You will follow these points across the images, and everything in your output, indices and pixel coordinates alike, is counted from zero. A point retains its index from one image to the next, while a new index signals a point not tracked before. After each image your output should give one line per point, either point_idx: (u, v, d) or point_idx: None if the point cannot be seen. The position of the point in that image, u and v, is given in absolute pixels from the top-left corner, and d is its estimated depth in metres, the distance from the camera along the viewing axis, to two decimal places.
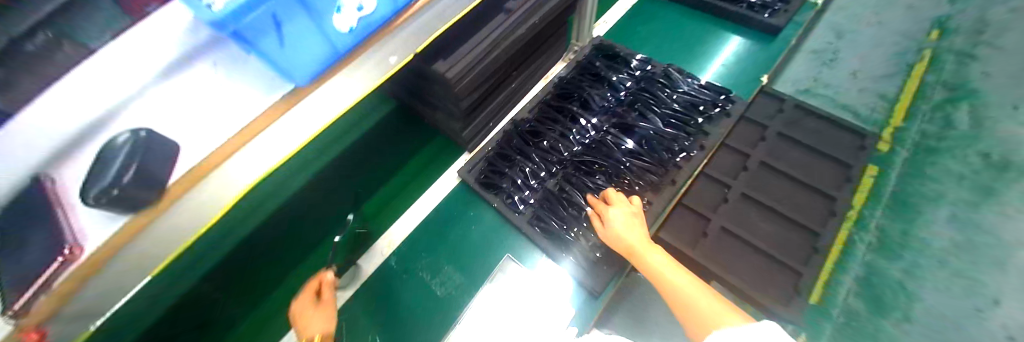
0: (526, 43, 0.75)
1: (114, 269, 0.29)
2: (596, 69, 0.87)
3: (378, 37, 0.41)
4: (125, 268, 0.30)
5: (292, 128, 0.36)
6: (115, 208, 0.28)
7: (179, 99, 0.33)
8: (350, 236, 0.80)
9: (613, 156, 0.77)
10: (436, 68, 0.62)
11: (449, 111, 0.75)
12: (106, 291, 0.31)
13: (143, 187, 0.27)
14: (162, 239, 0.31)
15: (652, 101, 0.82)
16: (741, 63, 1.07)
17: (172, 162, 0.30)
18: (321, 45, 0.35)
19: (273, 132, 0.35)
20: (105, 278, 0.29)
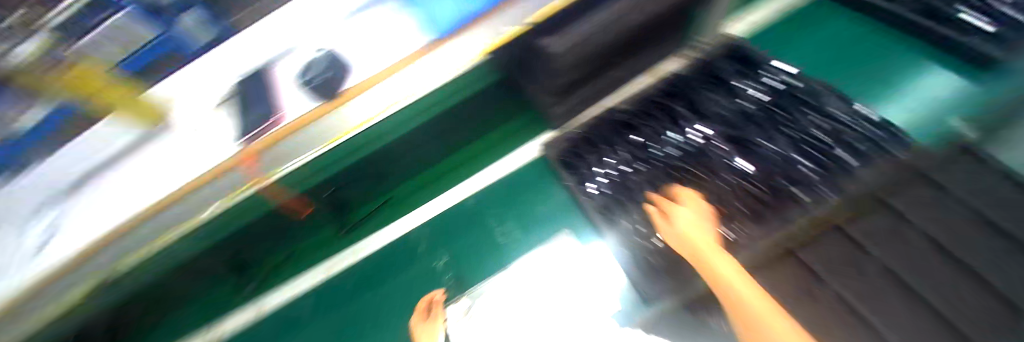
0: (642, 31, 0.69)
1: (305, 133, 0.47)
2: (722, 72, 0.78)
3: (500, 7, 0.47)
4: (301, 141, 0.48)
5: (413, 75, 0.49)
6: (315, 92, 0.45)
7: (348, 26, 0.48)
8: (440, 174, 0.92)
9: (718, 172, 0.71)
10: (542, 43, 0.62)
11: (544, 87, 0.75)
12: (294, 147, 0.48)
13: (329, 88, 0.45)
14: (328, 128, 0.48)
15: (785, 123, 0.71)
16: (950, 97, 0.79)
17: (346, 73, 0.46)
18: (457, 8, 0.47)
19: (407, 74, 0.48)
20: (298, 137, 0.47)
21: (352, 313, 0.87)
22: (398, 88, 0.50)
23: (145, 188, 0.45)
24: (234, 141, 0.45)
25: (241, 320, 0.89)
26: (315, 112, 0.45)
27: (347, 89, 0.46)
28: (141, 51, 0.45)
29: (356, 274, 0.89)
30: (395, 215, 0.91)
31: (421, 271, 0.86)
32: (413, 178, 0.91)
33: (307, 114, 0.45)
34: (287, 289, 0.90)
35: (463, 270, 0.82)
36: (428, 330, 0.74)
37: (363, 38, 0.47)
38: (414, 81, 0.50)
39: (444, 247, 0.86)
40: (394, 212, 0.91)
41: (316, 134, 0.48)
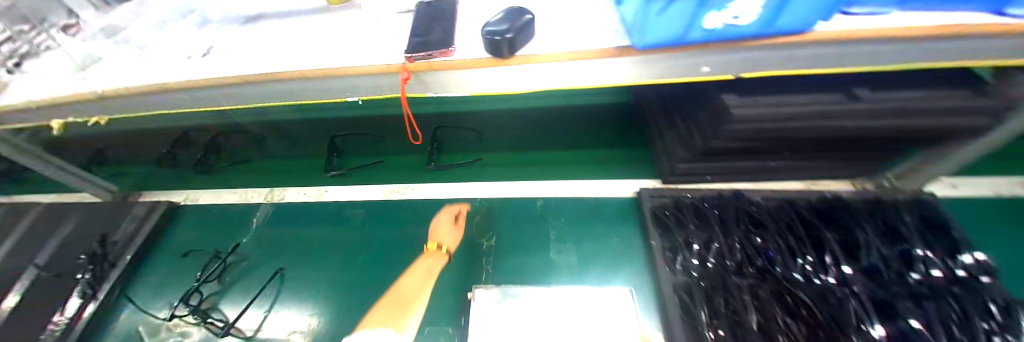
0: (830, 138, 0.62)
1: (453, 74, 0.52)
2: (900, 228, 0.66)
3: (726, 45, 0.46)
4: (456, 79, 0.52)
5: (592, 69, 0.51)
6: (490, 46, 0.49)
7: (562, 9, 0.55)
8: (534, 161, 0.95)
9: (846, 332, 0.55)
10: (724, 98, 0.57)
11: (688, 139, 0.71)
12: (447, 82, 0.53)
13: (502, 49, 0.48)
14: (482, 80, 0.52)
15: (957, 320, 0.55)
16: None
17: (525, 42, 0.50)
18: (676, 30, 0.44)
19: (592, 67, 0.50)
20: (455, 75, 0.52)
21: (381, 239, 0.85)
22: (566, 75, 0.51)
23: (326, 58, 0.54)
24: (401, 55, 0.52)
25: (300, 198, 0.96)
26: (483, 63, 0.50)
27: (516, 55, 0.49)
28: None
29: (410, 206, 0.90)
30: (480, 175, 0.95)
31: (461, 238, 0.83)
32: (516, 152, 0.99)
33: (471, 60, 0.50)
34: (356, 187, 0.98)
35: (505, 261, 0.78)
36: (452, 233, 0.81)
37: (569, 25, 0.53)
38: (580, 76, 0.51)
39: (497, 229, 0.84)
40: (480, 172, 0.96)
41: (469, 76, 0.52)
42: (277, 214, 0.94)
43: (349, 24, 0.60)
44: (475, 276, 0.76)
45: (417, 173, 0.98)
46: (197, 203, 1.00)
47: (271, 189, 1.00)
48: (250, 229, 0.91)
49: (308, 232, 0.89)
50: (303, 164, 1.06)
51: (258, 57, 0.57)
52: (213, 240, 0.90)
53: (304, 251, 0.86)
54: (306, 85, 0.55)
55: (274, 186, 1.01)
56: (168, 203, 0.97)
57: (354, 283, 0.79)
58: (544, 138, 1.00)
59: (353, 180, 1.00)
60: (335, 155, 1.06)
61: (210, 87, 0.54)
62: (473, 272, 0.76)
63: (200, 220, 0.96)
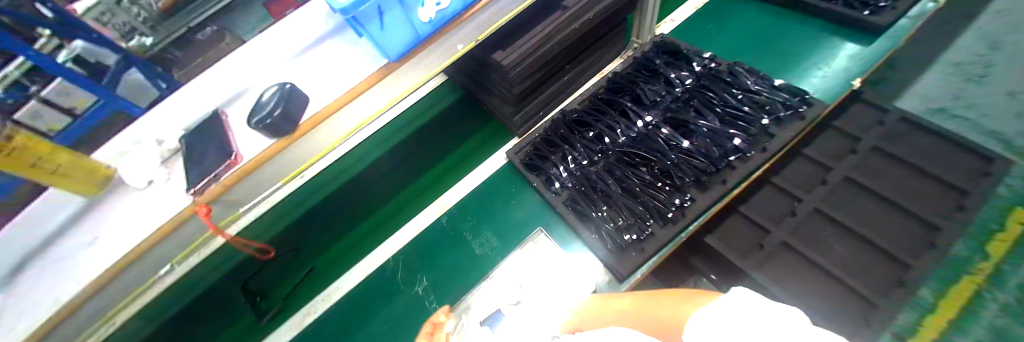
0: (580, 37, 0.78)
1: (254, 176, 0.49)
2: (655, 66, 0.85)
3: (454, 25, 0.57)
4: (252, 184, 0.50)
5: (372, 96, 0.55)
6: (267, 131, 0.48)
7: (298, 64, 0.56)
8: (416, 194, 0.94)
9: (663, 152, 0.75)
10: (494, 57, 0.69)
11: (504, 97, 0.83)
12: (247, 190, 0.50)
13: (287, 122, 0.48)
14: (283, 163, 0.52)
15: (710, 98, 0.78)
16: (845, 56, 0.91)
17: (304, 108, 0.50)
18: (409, 33, 0.52)
19: (367, 99, 0.54)
20: (254, 175, 0.49)
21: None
22: (358, 115, 0.55)
23: (109, 244, 0.44)
24: (185, 194, 0.46)
25: None
26: (264, 155, 0.48)
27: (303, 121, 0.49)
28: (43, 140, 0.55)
29: (333, 317, 0.82)
30: (379, 240, 0.89)
31: (405, 304, 0.80)
32: (392, 198, 0.95)
33: (258, 154, 0.48)
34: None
35: (444, 289, 0.80)
36: None
37: (326, 72, 0.55)
38: (364, 111, 0.55)
39: (423, 274, 0.83)
40: (376, 238, 0.90)
41: (265, 170, 0.50)
42: None
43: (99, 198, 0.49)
44: (429, 321, 0.77)
45: (342, 263, 0.88)
46: None
47: None
48: None
49: None
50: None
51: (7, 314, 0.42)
52: None
53: None
54: (120, 285, 0.45)
55: None
56: None
57: None
58: (413, 169, 0.97)
59: (283, 323, 0.83)
60: (257, 300, 0.84)
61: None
62: (426, 318, 0.77)
63: None
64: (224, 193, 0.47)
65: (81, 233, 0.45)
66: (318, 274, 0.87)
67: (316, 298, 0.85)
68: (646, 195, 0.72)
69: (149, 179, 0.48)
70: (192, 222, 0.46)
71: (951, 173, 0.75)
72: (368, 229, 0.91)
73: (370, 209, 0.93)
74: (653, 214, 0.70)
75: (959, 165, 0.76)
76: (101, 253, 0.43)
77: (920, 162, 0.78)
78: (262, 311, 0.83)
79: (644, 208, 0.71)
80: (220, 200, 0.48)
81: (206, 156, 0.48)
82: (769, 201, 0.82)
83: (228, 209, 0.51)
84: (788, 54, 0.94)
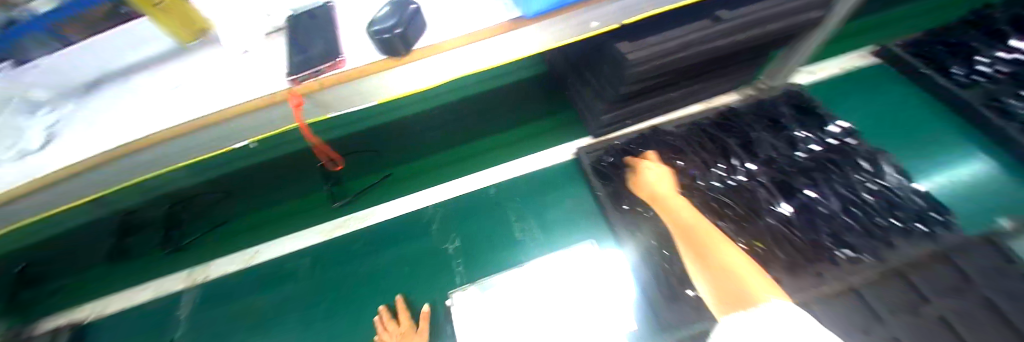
0: (712, 58, 0.69)
1: (364, 85, 0.46)
2: (781, 118, 0.77)
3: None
4: (350, 92, 0.46)
5: (498, 45, 0.50)
6: (381, 46, 0.44)
7: None
8: (471, 154, 0.93)
9: (760, 213, 0.67)
10: (617, 46, 0.61)
11: (601, 93, 0.76)
12: (343, 96, 0.47)
13: (404, 42, 0.43)
14: (388, 83, 0.48)
15: (834, 177, 0.69)
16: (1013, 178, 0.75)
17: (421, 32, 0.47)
18: None
19: (496, 48, 0.50)
20: (353, 85, 0.45)
21: (328, 287, 0.79)
22: (472, 61, 0.50)
23: (188, 99, 0.42)
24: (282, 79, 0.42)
25: (228, 268, 0.85)
26: (381, 66, 0.45)
27: (417, 49, 0.46)
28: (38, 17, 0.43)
29: (359, 237, 0.84)
30: (427, 183, 0.90)
31: (427, 253, 0.80)
32: (451, 148, 0.94)
33: (365, 65, 0.43)
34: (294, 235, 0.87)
35: (473, 256, 0.78)
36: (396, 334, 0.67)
37: (454, 7, 0.50)
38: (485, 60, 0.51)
39: (458, 232, 0.82)
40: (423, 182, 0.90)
41: (370, 83, 0.47)
42: (208, 296, 0.82)
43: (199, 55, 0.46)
44: (450, 282, 0.75)
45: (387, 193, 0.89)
46: (101, 316, 0.83)
47: (187, 270, 0.86)
48: (177, 325, 0.79)
49: (250, 302, 0.80)
50: (235, 226, 0.91)
51: (84, 128, 0.42)
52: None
53: (256, 323, 0.77)
54: (185, 144, 0.42)
55: (195, 263, 0.87)
56: (69, 327, 0.80)
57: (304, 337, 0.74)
58: (478, 128, 0.95)
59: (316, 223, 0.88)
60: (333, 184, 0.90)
61: (54, 186, 0.41)
62: (447, 279, 0.76)
63: (110, 331, 0.80)
64: (322, 91, 0.43)
65: (163, 77, 0.45)
66: (368, 190, 0.90)
67: (347, 215, 0.87)
68: None
69: (245, 49, 0.45)
70: (280, 109, 0.43)
71: None
72: (419, 170, 0.92)
73: (425, 152, 0.93)
74: None
75: None
76: (182, 108, 0.41)
77: None
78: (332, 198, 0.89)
79: None
80: (314, 97, 0.44)
81: (313, 49, 0.44)
82: None
83: (318, 108, 0.47)
84: (930, 151, 0.80)
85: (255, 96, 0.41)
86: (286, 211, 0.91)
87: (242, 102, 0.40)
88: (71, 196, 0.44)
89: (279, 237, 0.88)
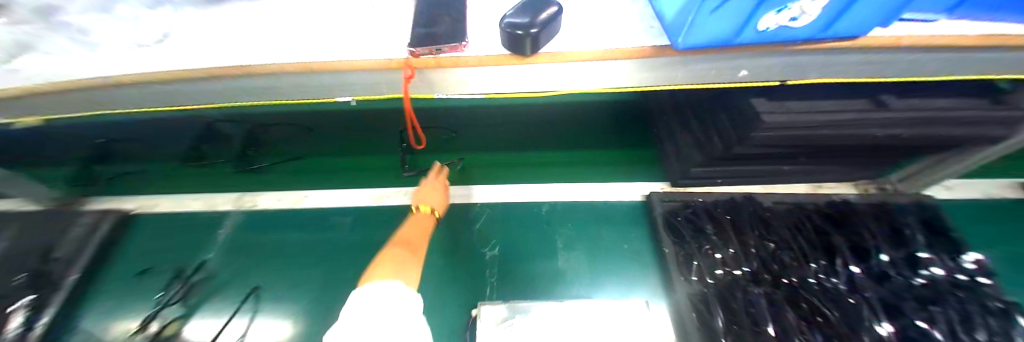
0: (849, 145, 0.60)
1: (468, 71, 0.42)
2: (903, 229, 0.66)
3: (772, 49, 0.41)
4: (458, 78, 0.44)
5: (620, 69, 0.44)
6: (509, 42, 0.40)
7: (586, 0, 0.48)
8: (536, 165, 0.90)
9: (859, 332, 0.55)
10: (753, 102, 0.54)
11: (703, 144, 0.69)
12: (449, 81, 0.44)
13: (531, 45, 0.39)
14: (496, 79, 0.45)
15: (958, 320, 0.56)
16: None
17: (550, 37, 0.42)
18: (722, 29, 0.38)
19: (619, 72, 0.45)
20: (464, 71, 0.42)
21: (355, 251, 0.78)
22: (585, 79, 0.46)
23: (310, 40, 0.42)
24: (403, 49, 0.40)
25: (277, 204, 0.86)
26: (499, 60, 0.41)
27: (542, 52, 0.41)
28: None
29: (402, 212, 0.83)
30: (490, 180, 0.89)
31: (465, 251, 0.76)
32: (521, 154, 0.93)
33: (486, 57, 0.41)
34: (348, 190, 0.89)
35: (506, 267, 0.74)
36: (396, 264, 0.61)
37: (597, 19, 0.45)
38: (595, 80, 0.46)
39: (496, 236, 0.78)
40: (485, 178, 0.89)
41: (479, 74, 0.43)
42: (251, 223, 0.84)
43: (337, 7, 0.46)
44: (473, 291, 0.71)
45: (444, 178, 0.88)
46: (155, 211, 0.88)
47: (240, 193, 0.89)
48: (216, 243, 0.81)
49: (285, 240, 0.81)
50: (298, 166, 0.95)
51: (212, 43, 0.42)
52: (184, 250, 0.81)
53: (284, 263, 0.77)
54: (285, 81, 0.42)
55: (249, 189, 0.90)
56: (120, 212, 0.85)
57: (319, 292, 0.73)
58: (550, 142, 0.93)
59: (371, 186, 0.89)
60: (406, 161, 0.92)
61: (137, 86, 0.42)
62: (474, 285, 0.72)
63: (160, 227, 0.85)
64: (439, 69, 0.41)
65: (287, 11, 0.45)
66: None
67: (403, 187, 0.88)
68: None
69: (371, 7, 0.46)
70: (388, 75, 0.41)
71: None
72: (483, 167, 0.91)
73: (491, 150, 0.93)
74: None
75: None
76: (293, 47, 0.41)
77: None
78: (405, 167, 0.91)
79: None
80: (428, 74, 0.42)
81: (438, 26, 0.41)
82: None
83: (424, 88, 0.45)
84: None
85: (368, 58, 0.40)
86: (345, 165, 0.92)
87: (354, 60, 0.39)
88: (156, 99, 0.45)
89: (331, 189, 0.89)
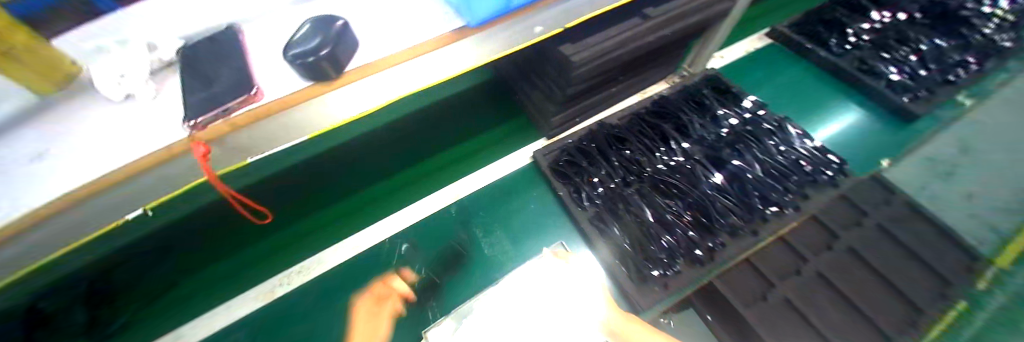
0: (642, 54, 0.74)
1: (283, 117, 0.38)
2: (704, 98, 0.85)
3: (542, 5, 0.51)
4: (270, 129, 0.39)
5: (432, 62, 0.46)
6: (306, 73, 0.38)
7: (365, 8, 0.46)
8: (425, 174, 0.87)
9: (699, 186, 0.74)
10: (562, 51, 0.64)
11: (550, 95, 0.78)
12: (259, 136, 0.39)
13: (333, 66, 0.38)
14: (312, 115, 0.41)
15: (754, 145, 0.77)
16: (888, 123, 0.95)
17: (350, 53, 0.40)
18: (496, 3, 0.46)
19: (437, 61, 0.46)
20: (279, 118, 0.38)
21: None
22: (411, 77, 0.46)
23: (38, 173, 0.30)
24: (180, 125, 0.33)
25: None
26: (306, 94, 0.38)
27: (348, 71, 0.40)
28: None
29: (305, 292, 0.73)
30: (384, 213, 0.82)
31: None
32: (402, 171, 0.87)
33: (291, 94, 0.37)
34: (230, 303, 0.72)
35: (437, 281, 0.73)
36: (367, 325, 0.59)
37: (393, 22, 0.46)
38: (415, 79, 0.46)
39: (415, 258, 0.76)
40: (378, 212, 0.82)
41: (289, 117, 0.39)
42: None
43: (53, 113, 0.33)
44: (420, 316, 0.70)
45: (330, 231, 0.79)
46: None
47: None
48: None
49: None
50: (137, 316, 0.71)
51: None
52: None
53: None
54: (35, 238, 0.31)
55: None
56: None
57: None
58: (428, 147, 0.90)
59: (254, 284, 0.74)
60: (281, 236, 0.79)
61: None
62: (417, 314, 0.71)
63: None
64: (240, 130, 0.36)
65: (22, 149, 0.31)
66: (317, 229, 0.80)
67: (295, 266, 0.76)
68: (683, 230, 0.70)
69: (129, 93, 0.35)
70: (174, 163, 0.34)
71: (938, 261, 0.80)
72: (371, 203, 0.83)
73: (372, 180, 0.86)
74: (696, 252, 0.67)
75: (948, 258, 0.80)
76: (48, 181, 0.30)
77: (914, 246, 0.82)
78: (286, 243, 0.78)
79: (672, 241, 0.69)
80: (227, 140, 0.36)
81: (218, 81, 0.36)
82: (774, 256, 0.83)
83: (229, 154, 0.39)
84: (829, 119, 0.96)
85: (145, 152, 0.31)
86: (208, 279, 0.75)
87: (130, 162, 0.31)
88: None
89: (204, 315, 0.71)
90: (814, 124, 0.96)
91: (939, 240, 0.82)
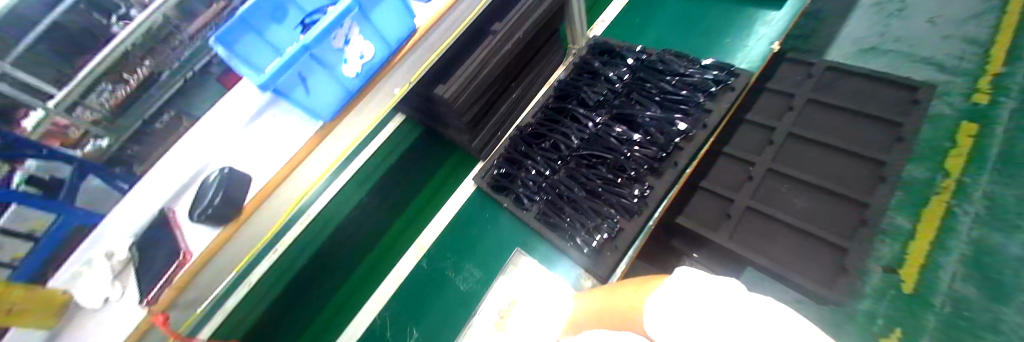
0: (513, 59, 0.81)
1: (210, 269, 0.40)
2: (594, 66, 0.90)
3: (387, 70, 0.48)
4: (208, 279, 0.40)
5: (326, 154, 0.45)
6: (212, 222, 0.40)
7: (246, 135, 0.45)
8: (392, 242, 0.92)
9: (615, 147, 0.78)
10: (437, 95, 0.71)
11: (457, 127, 0.85)
12: (203, 289, 0.41)
13: (231, 205, 0.39)
14: (239, 251, 0.42)
15: (649, 88, 0.81)
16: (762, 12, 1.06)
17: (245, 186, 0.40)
18: (333, 89, 0.44)
19: (331, 148, 0.46)
20: (213, 267, 0.40)
21: None
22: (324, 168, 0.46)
23: None
24: (137, 307, 0.39)
25: None
26: (221, 239, 0.39)
27: (248, 200, 0.40)
28: (41, 239, 0.42)
29: None
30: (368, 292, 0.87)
31: None
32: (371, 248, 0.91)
33: (205, 248, 0.39)
34: None
35: (431, 333, 0.80)
36: None
37: None
38: (321, 166, 0.45)
39: (412, 320, 0.82)
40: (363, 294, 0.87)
41: (219, 263, 0.41)
42: None
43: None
44: None
45: (328, 332, 0.84)
46: None
47: None
48: None
49: None
50: None
51: None
52: None
53: None
54: None
55: None
56: None
57: None
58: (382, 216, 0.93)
59: None
60: None
61: None
62: None
63: None
64: (179, 296, 0.38)
65: None
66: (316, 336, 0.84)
67: None
68: (614, 192, 0.74)
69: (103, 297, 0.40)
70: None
71: (883, 108, 0.78)
72: (354, 289, 0.87)
73: (346, 270, 0.88)
74: (631, 206, 0.71)
75: (891, 101, 0.78)
76: None
77: (855, 103, 0.80)
78: None
79: (607, 207, 0.74)
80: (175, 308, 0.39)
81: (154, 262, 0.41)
82: (727, 171, 0.85)
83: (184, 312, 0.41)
84: (714, 33, 1.06)
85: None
86: None
87: None
88: None
89: None
90: (706, 42, 1.05)
91: (875, 87, 0.81)
